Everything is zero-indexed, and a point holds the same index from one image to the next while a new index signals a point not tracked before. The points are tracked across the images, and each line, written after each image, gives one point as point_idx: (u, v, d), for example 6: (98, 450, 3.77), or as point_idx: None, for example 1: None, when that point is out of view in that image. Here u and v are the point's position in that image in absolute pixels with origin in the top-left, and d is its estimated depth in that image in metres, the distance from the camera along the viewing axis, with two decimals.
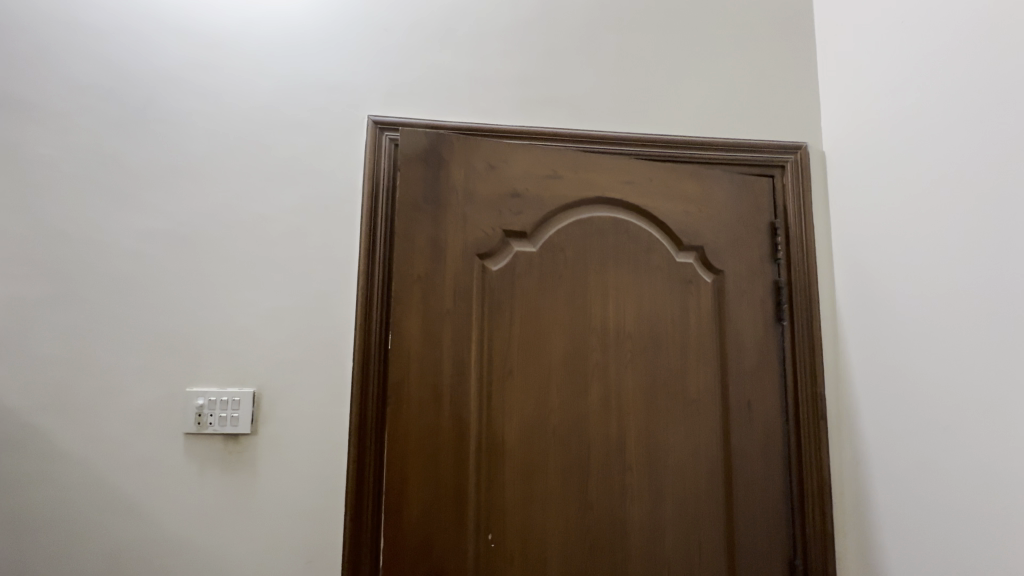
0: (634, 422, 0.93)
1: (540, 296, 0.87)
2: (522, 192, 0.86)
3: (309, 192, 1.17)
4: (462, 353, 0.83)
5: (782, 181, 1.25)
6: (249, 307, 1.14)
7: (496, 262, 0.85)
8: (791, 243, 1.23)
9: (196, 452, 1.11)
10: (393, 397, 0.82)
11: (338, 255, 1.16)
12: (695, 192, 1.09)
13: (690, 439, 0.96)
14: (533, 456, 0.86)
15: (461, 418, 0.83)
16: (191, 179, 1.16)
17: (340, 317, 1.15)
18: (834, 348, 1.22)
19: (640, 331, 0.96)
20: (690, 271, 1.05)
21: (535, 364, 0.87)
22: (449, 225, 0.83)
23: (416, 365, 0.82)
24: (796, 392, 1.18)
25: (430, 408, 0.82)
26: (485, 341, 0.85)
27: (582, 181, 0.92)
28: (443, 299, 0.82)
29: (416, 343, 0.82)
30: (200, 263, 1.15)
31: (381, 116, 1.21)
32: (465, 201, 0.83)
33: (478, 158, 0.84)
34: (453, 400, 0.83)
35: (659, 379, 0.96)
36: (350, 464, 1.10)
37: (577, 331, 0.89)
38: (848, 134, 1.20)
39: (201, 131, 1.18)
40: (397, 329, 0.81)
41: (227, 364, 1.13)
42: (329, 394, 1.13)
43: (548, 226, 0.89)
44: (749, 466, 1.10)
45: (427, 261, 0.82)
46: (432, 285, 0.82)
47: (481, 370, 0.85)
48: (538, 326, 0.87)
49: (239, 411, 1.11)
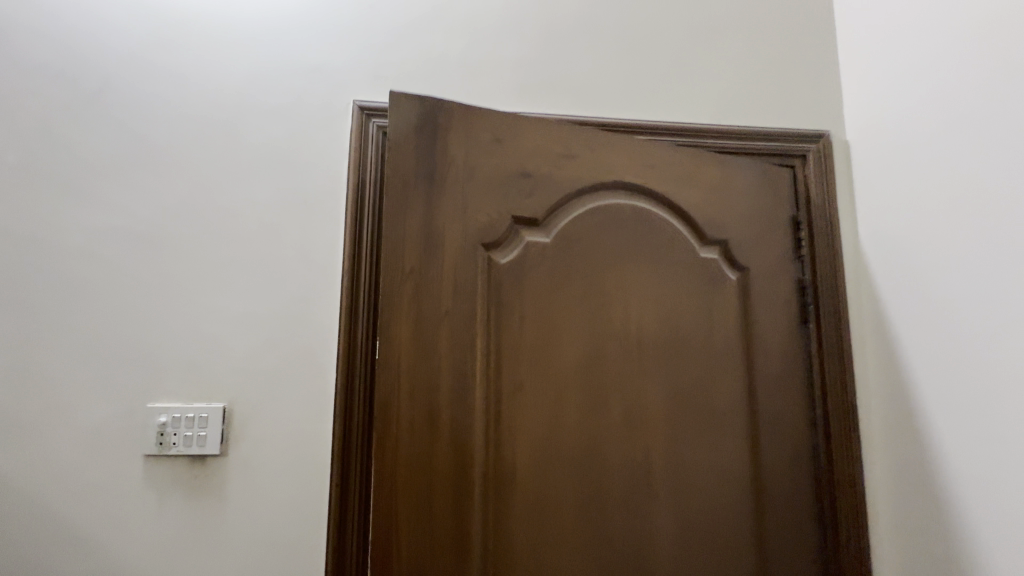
0: (659, 441, 0.82)
1: (552, 295, 0.76)
2: (532, 171, 0.75)
3: (288, 184, 1.05)
4: (462, 363, 0.71)
5: (803, 172, 1.16)
6: (219, 312, 1.01)
7: (504, 253, 0.74)
8: (815, 239, 1.13)
9: (155, 478, 0.97)
10: (379, 422, 0.68)
11: (319, 252, 1.04)
12: (717, 180, 0.99)
13: (717, 459, 0.86)
14: (546, 483, 0.74)
15: (462, 441, 0.70)
16: (153, 169, 1.04)
17: (322, 322, 1.02)
18: (862, 352, 1.12)
19: (662, 335, 0.85)
20: (714, 267, 0.95)
21: (546, 374, 0.75)
22: (446, 211, 0.70)
23: (408, 381, 0.69)
24: (824, 400, 1.08)
25: (425, 433, 0.69)
26: (489, 348, 0.73)
27: (597, 163, 0.82)
28: (440, 299, 0.70)
29: (407, 353, 0.69)
30: (163, 262, 1.01)
31: (368, 100, 1.09)
32: (466, 182, 0.71)
33: (482, 133, 0.73)
34: (452, 422, 0.70)
35: (684, 391, 0.86)
36: (332, 488, 0.97)
37: (595, 336, 0.78)
38: (873, 123, 1.12)
39: (165, 117, 1.05)
40: (385, 339, 0.68)
41: (193, 377, 0.99)
42: (308, 409, 1.00)
43: (561, 213, 0.78)
44: (779, 485, 0.99)
45: (422, 253, 0.70)
46: (427, 281, 0.70)
47: (484, 383, 0.72)
48: (551, 330, 0.76)
49: (206, 430, 0.97)
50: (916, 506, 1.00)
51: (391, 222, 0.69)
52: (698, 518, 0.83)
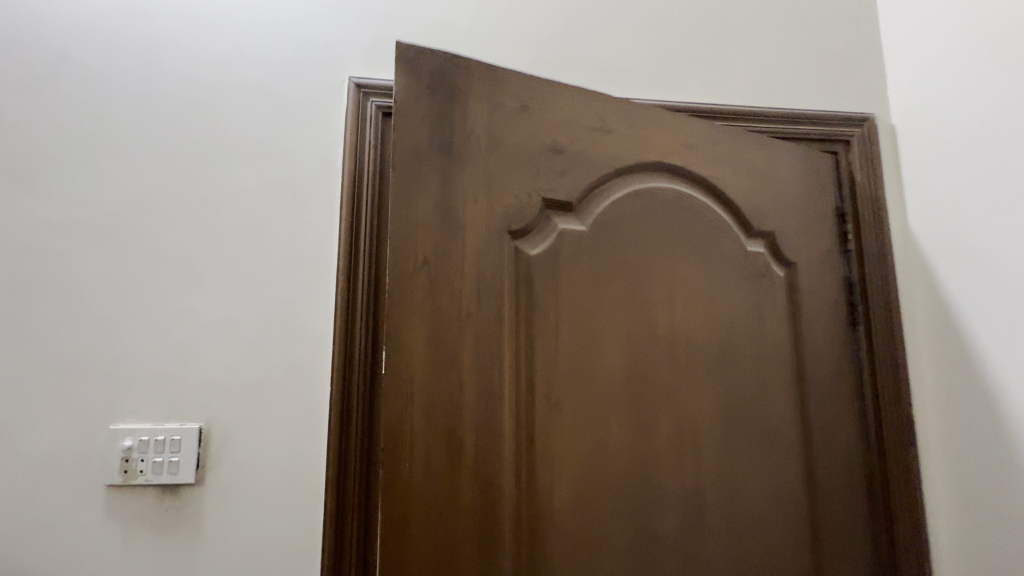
0: (711, 464, 0.72)
1: (589, 292, 0.65)
2: (566, 146, 0.64)
3: (275, 171, 0.93)
4: (487, 376, 0.59)
5: (847, 159, 1.05)
6: (195, 317, 0.88)
7: (534, 243, 0.62)
8: (863, 231, 1.02)
9: (119, 512, 0.83)
10: (387, 452, 0.55)
11: (311, 249, 0.91)
12: (761, 165, 0.88)
13: (772, 483, 0.76)
14: (588, 519, 0.62)
15: (488, 474, 0.58)
16: (120, 154, 0.91)
17: (315, 329, 0.89)
18: (914, 356, 1.02)
19: (712, 340, 0.74)
20: (762, 261, 0.84)
21: (585, 388, 0.63)
22: (466, 192, 0.59)
23: (422, 400, 0.56)
24: (878, 410, 0.98)
25: (443, 464, 0.56)
26: (518, 357, 0.61)
27: (636, 140, 0.71)
28: (460, 299, 0.58)
29: (422, 366, 0.56)
30: (130, 261, 0.88)
31: (365, 77, 0.97)
32: (490, 157, 0.60)
33: (506, 99, 0.61)
34: (476, 449, 0.57)
35: (737, 405, 0.76)
36: (327, 521, 0.83)
37: (641, 343, 0.67)
38: (925, 105, 1.02)
39: (134, 96, 0.92)
40: (393, 348, 0.56)
41: (163, 393, 0.86)
42: (299, 428, 0.87)
43: (598, 197, 0.67)
44: (835, 508, 0.88)
45: (437, 242, 0.57)
46: (445, 277, 0.58)
47: (512, 400, 0.60)
48: (592, 336, 0.64)
49: (179, 455, 0.84)
50: (990, 529, 0.89)
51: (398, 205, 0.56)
52: (754, 545, 0.73)
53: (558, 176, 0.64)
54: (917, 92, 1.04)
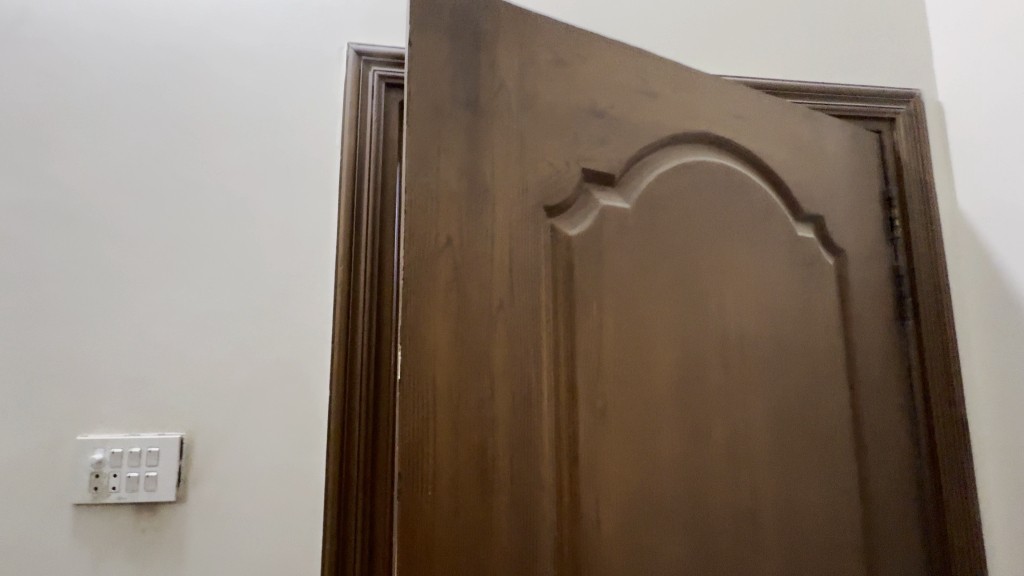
0: (767, 477, 0.64)
1: (632, 281, 0.58)
2: (606, 110, 0.58)
3: (266, 149, 0.83)
4: (521, 372, 0.52)
5: (893, 138, 0.97)
6: (175, 313, 0.78)
7: (573, 223, 0.56)
8: (911, 216, 0.94)
9: (88, 534, 0.73)
10: (405, 472, 0.46)
11: (305, 235, 0.81)
12: (809, 141, 0.80)
13: (828, 497, 0.68)
14: (634, 541, 0.54)
15: (524, 488, 0.50)
16: (89, 129, 0.80)
17: (311, 325, 0.79)
18: (966, 351, 0.94)
19: (765, 336, 0.66)
20: (813, 246, 0.75)
21: (626, 389, 0.56)
22: (495, 157, 0.52)
23: (445, 408, 0.48)
24: (930, 413, 0.89)
25: (473, 482, 0.48)
26: (556, 351, 0.54)
27: (682, 107, 0.63)
28: (490, 287, 0.51)
29: (446, 366, 0.49)
30: (101, 250, 0.78)
31: (365, 44, 0.87)
32: (521, 117, 0.54)
33: (533, 59, 0.55)
34: (510, 463, 0.50)
35: (793, 409, 0.67)
36: (326, 541, 0.74)
37: (692, 340, 0.60)
38: (974, 78, 0.94)
39: (105, 63, 0.82)
40: (410, 345, 0.48)
41: (139, 398, 0.76)
42: (293, 437, 0.77)
43: (642, 171, 0.60)
44: (890, 521, 0.80)
45: (463, 218, 0.51)
46: (472, 259, 0.51)
47: (548, 402, 0.53)
48: (641, 333, 0.57)
49: (158, 469, 0.74)
50: None
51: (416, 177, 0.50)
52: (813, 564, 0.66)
53: (595, 146, 0.58)
54: (968, 63, 0.95)
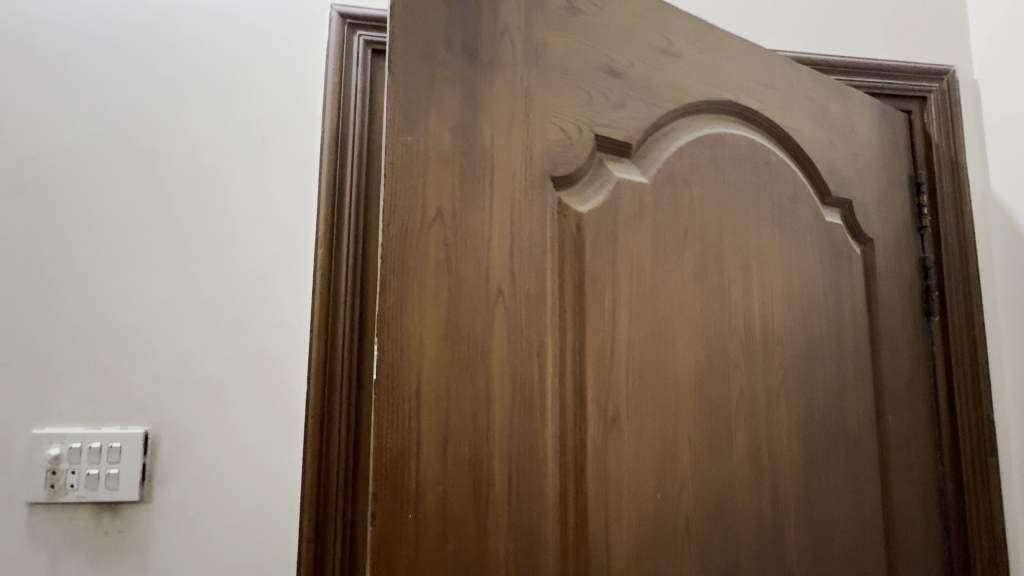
0: (792, 490, 0.58)
1: (646, 268, 0.51)
2: (625, 69, 0.53)
3: (240, 118, 0.75)
4: (522, 370, 0.45)
5: (923, 119, 0.90)
6: (138, 297, 0.71)
7: (583, 198, 0.50)
8: (940, 205, 0.87)
9: (43, 537, 0.67)
10: (384, 487, 0.40)
11: (282, 214, 0.74)
12: (840, 118, 0.73)
13: (855, 512, 0.63)
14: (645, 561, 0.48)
15: (524, 503, 0.44)
16: (41, 92, 0.72)
17: (288, 313, 0.73)
18: (995, 351, 0.87)
19: (791, 333, 0.60)
20: (843, 235, 0.68)
21: (637, 391, 0.50)
22: (495, 118, 0.46)
23: (432, 411, 0.42)
24: (954, 417, 0.83)
25: (465, 498, 0.42)
26: (563, 346, 0.47)
27: (707, 70, 0.58)
28: (486, 271, 0.45)
29: (436, 363, 0.42)
30: (56, 227, 0.71)
31: (351, 5, 0.79)
32: (528, 72, 0.48)
33: (537, 14, 0.49)
34: (510, 478, 0.44)
35: (819, 415, 0.61)
36: (302, 547, 0.68)
37: (712, 336, 0.55)
38: (1010, 56, 0.86)
39: (60, 19, 0.74)
40: (392, 339, 0.41)
41: (100, 389, 0.69)
42: (269, 435, 0.70)
43: (661, 141, 0.55)
44: (911, 532, 0.74)
45: (457, 191, 0.44)
46: (468, 237, 0.44)
47: (553, 403, 0.46)
48: (659, 327, 0.52)
49: (119, 467, 0.67)
50: None
51: (402, 142, 0.43)
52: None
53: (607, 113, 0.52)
54: (1004, 40, 0.87)
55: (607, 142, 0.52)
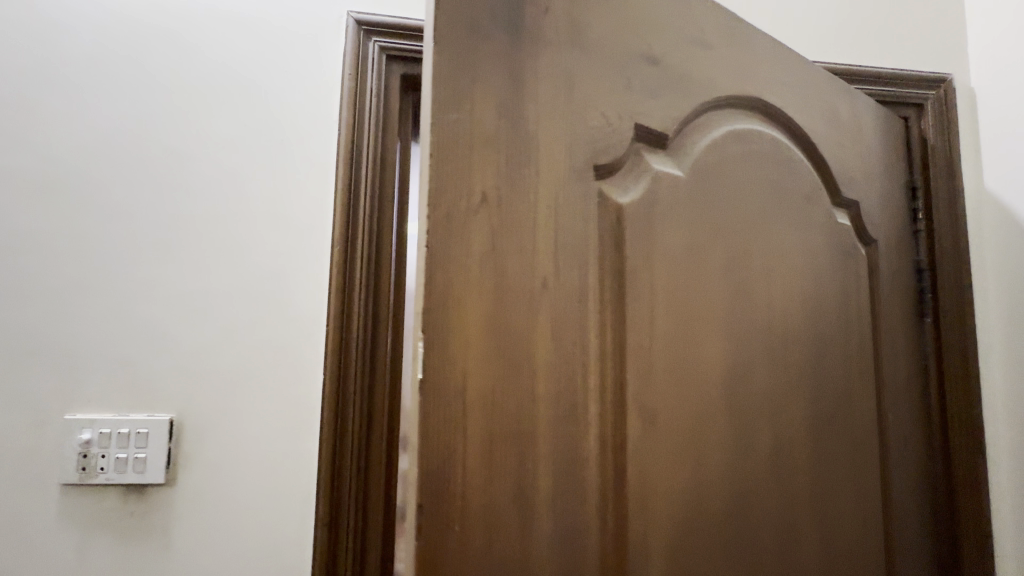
0: (807, 483, 0.61)
1: (669, 267, 0.54)
2: (661, 58, 0.56)
3: (262, 121, 0.79)
4: (565, 358, 0.49)
5: (920, 126, 0.92)
6: (166, 292, 0.75)
7: (621, 189, 0.53)
8: (936, 209, 0.89)
9: (75, 516, 0.71)
10: (434, 467, 0.43)
11: (300, 213, 0.78)
12: (849, 119, 0.75)
13: (861, 504, 0.66)
14: (660, 545, 0.51)
15: (557, 492, 0.47)
16: (75, 97, 0.76)
17: (305, 307, 0.76)
18: (986, 351, 0.90)
19: (807, 331, 0.64)
20: (841, 238, 0.71)
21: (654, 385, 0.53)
22: (535, 110, 0.49)
23: (472, 405, 0.44)
24: (946, 415, 0.86)
25: (513, 477, 0.45)
26: (599, 337, 0.51)
27: (734, 64, 0.62)
28: (538, 264, 0.48)
29: (491, 351, 0.46)
30: (89, 225, 0.75)
31: (366, 13, 0.82)
32: (567, 64, 0.51)
33: (555, 20, 0.51)
34: (555, 460, 0.47)
35: (830, 411, 0.65)
36: (318, 531, 0.72)
37: (738, 332, 0.58)
38: (1006, 65, 0.88)
39: (91, 28, 0.78)
40: (437, 338, 0.43)
41: (129, 378, 0.73)
42: (286, 422, 0.74)
43: (693, 134, 0.59)
44: (908, 526, 0.77)
45: (503, 178, 0.47)
46: (518, 231, 0.48)
47: (581, 395, 0.49)
48: (691, 324, 0.55)
49: (146, 452, 0.72)
50: None
51: (440, 143, 0.45)
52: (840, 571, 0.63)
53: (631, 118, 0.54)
54: (1001, 49, 0.89)
55: (643, 135, 0.55)
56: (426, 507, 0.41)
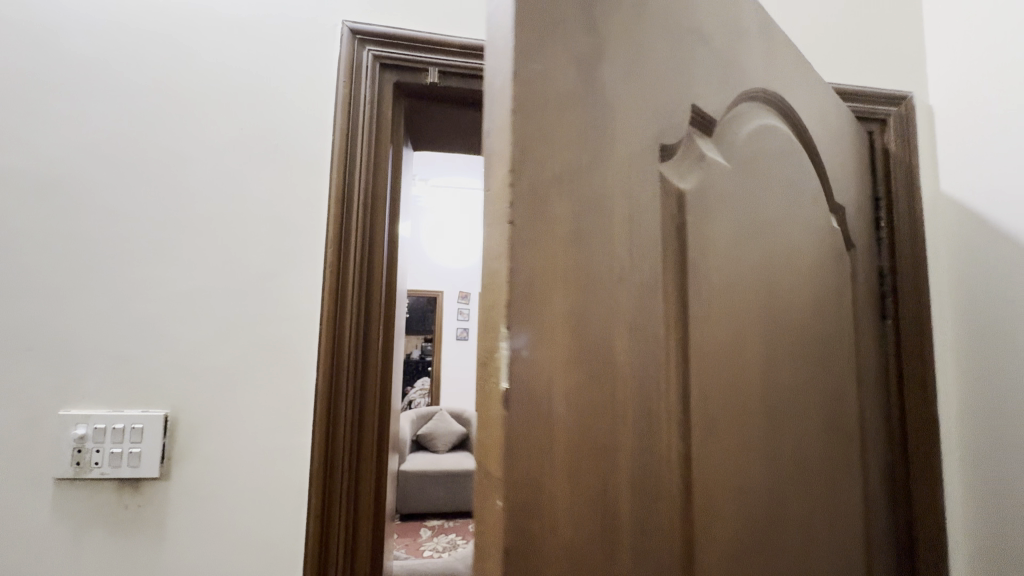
0: (817, 482, 0.62)
1: (723, 261, 0.51)
2: (711, 37, 0.54)
3: (258, 126, 0.81)
4: (643, 357, 0.43)
5: (883, 140, 0.99)
6: (163, 290, 0.77)
7: (680, 174, 0.48)
8: (896, 218, 0.95)
9: (70, 509, 0.73)
10: (517, 489, 0.35)
11: (295, 214, 0.80)
12: (837, 127, 0.81)
13: (849, 494, 0.69)
14: (722, 559, 0.47)
15: (637, 514, 0.41)
16: (72, 99, 0.78)
17: (298, 305, 0.79)
18: (940, 353, 0.96)
19: (811, 328, 0.65)
20: (832, 241, 0.74)
21: (713, 385, 0.49)
22: (611, 72, 0.43)
23: (560, 420, 0.37)
24: (904, 409, 0.92)
25: (595, 498, 0.38)
26: (669, 334, 0.45)
27: (764, 56, 0.63)
28: (616, 250, 0.42)
29: (571, 350, 0.38)
30: (85, 224, 0.76)
31: (360, 22, 0.84)
32: (636, 28, 0.45)
33: None
34: (634, 475, 0.41)
35: (829, 405, 0.67)
36: (311, 520, 0.75)
37: (768, 330, 0.57)
38: (962, 85, 0.95)
39: (89, 31, 0.79)
40: (522, 343, 0.36)
41: (124, 374, 0.75)
42: (280, 417, 0.77)
43: (730, 123, 0.57)
44: (882, 518, 0.80)
45: (583, 145, 0.40)
46: (597, 210, 0.41)
47: (655, 400, 0.43)
48: (737, 323, 0.53)
49: (141, 446, 0.73)
50: (994, 530, 0.86)
51: (523, 96, 0.37)
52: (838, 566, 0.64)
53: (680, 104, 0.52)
54: (957, 70, 0.96)
55: (694, 119, 0.52)
56: (515, 556, 0.34)
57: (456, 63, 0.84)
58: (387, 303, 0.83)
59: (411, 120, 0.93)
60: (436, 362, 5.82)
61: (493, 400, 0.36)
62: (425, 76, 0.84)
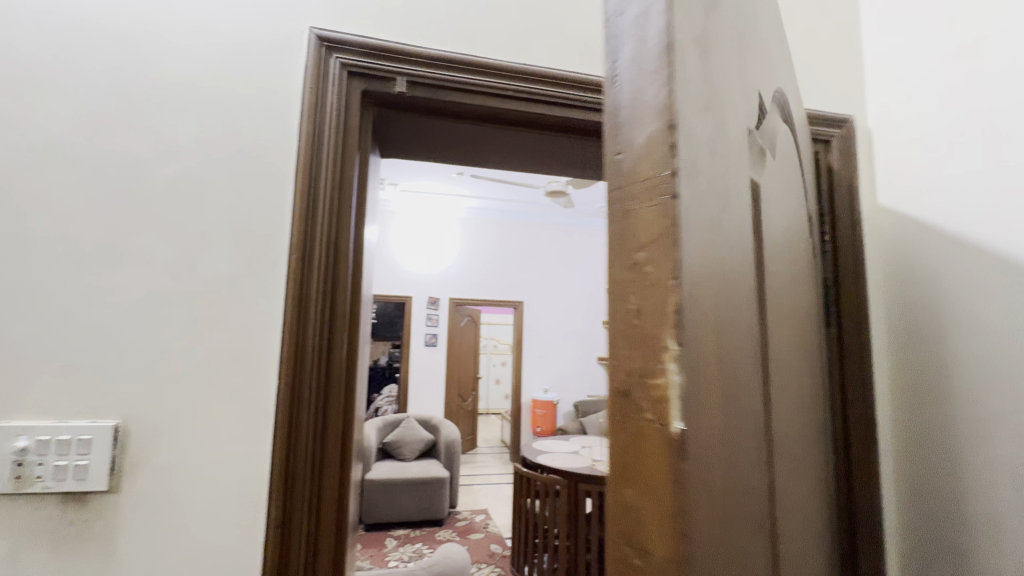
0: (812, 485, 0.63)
1: (774, 262, 0.49)
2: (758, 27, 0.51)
3: (222, 130, 0.80)
4: (746, 365, 0.37)
5: (826, 160, 1.06)
6: (116, 296, 0.74)
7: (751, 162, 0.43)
8: (838, 234, 1.03)
9: (8, 526, 0.69)
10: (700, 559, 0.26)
11: (258, 220, 0.79)
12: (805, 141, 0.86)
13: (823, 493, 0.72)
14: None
15: (758, 548, 0.35)
16: (20, 96, 0.75)
17: (261, 312, 0.78)
18: (876, 360, 1.03)
19: (803, 333, 0.66)
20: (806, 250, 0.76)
21: (771, 388, 0.44)
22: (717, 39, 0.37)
23: (716, 450, 0.29)
24: (846, 411, 0.99)
25: (737, 543, 0.31)
26: (754, 338, 0.41)
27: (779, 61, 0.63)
28: (731, 243, 0.36)
29: (714, 365, 0.31)
30: (31, 226, 0.73)
31: (328, 29, 0.83)
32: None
33: None
34: (753, 503, 0.35)
35: (812, 408, 0.68)
36: (269, 530, 0.73)
37: (789, 335, 0.56)
38: (896, 111, 1.02)
39: (41, 26, 0.76)
40: (692, 365, 0.27)
41: (71, 384, 0.72)
42: (239, 426, 0.75)
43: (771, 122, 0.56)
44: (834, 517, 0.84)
45: (710, 116, 0.34)
46: (721, 194, 0.35)
47: (754, 415, 0.38)
48: (778, 326, 0.50)
49: (88, 458, 0.70)
50: (922, 524, 0.93)
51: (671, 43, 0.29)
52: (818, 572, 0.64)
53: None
54: (892, 97, 1.03)
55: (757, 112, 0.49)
56: None
57: (426, 73, 0.84)
58: (352, 310, 0.82)
59: (380, 126, 0.93)
60: (404, 367, 5.74)
61: (659, 450, 0.26)
62: (394, 85, 0.84)
